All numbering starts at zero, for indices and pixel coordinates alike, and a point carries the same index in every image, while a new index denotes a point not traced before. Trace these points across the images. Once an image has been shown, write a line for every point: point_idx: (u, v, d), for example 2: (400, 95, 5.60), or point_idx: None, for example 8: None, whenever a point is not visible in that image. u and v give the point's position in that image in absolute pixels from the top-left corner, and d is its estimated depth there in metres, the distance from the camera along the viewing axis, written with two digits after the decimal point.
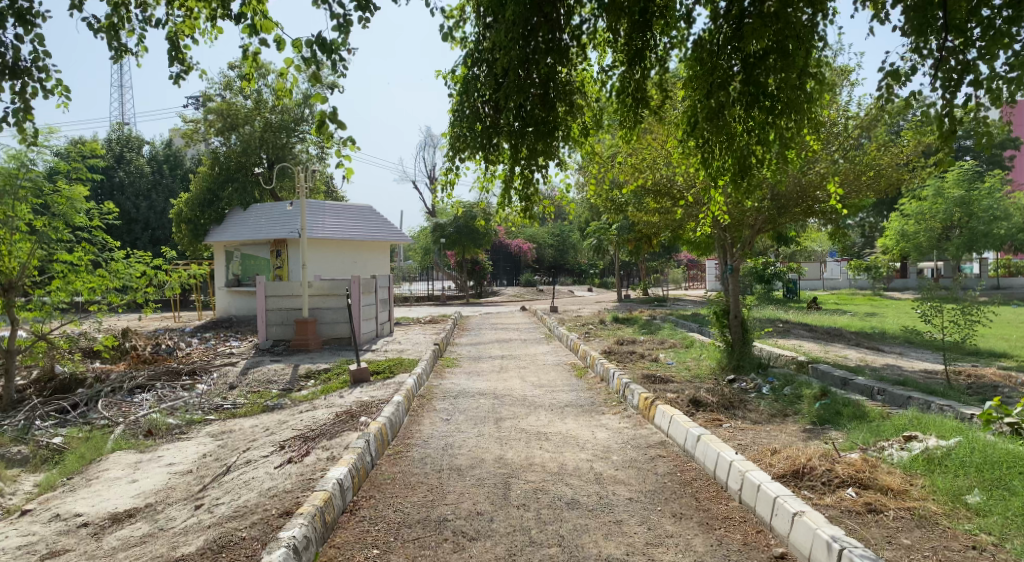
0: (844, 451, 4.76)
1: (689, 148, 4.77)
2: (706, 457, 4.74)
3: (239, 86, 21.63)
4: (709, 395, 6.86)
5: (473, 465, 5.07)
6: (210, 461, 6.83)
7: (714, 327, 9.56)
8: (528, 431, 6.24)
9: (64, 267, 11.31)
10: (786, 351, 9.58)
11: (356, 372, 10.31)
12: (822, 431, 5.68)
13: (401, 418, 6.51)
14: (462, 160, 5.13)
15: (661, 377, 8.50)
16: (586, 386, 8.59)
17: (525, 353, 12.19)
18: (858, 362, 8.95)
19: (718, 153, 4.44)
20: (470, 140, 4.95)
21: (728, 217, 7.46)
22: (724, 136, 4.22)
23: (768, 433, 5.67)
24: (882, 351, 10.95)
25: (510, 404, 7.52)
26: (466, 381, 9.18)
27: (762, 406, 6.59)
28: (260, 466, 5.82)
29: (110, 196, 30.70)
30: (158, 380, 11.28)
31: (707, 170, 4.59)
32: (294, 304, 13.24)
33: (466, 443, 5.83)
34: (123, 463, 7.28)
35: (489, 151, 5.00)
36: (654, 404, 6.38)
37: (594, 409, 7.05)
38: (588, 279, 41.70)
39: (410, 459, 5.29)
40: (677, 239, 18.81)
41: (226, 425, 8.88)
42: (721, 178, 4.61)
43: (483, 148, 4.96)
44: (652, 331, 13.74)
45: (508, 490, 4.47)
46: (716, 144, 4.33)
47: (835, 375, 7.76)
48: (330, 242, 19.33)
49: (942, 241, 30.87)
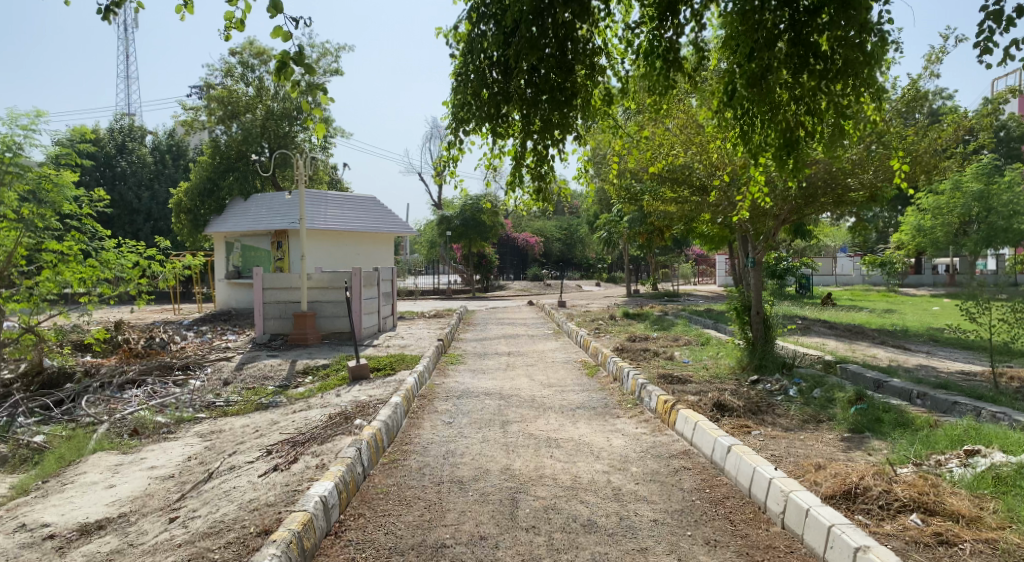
0: (896, 466, 4.22)
1: (727, 121, 4.26)
2: (740, 473, 4.21)
3: (241, 73, 21.13)
4: (733, 398, 6.32)
5: (477, 477, 4.55)
6: (195, 465, 6.34)
7: (735, 323, 9.01)
8: (537, 437, 5.72)
9: (54, 257, 10.83)
10: (812, 350, 9.01)
11: (356, 369, 9.80)
12: (862, 441, 5.14)
13: (399, 422, 6.00)
14: (466, 134, 4.63)
15: (678, 378, 7.95)
16: (598, 386, 8.06)
17: (533, 350, 11.66)
18: (889, 362, 8.39)
19: (759, 126, 3.93)
20: (475, 110, 4.42)
21: (764, 202, 6.84)
22: (768, 106, 3.71)
23: (803, 443, 5.13)
24: (910, 350, 10.37)
25: (517, 406, 7.00)
26: (470, 380, 8.66)
27: (792, 411, 6.04)
28: (244, 474, 5.31)
29: (111, 186, 30.31)
30: (149, 375, 10.81)
31: (745, 146, 4.09)
32: (293, 297, 12.75)
33: (468, 450, 5.31)
34: (103, 465, 6.80)
35: (497, 123, 4.49)
36: (675, 409, 5.84)
37: (609, 413, 6.53)
38: (595, 273, 41.12)
39: (406, 469, 4.78)
40: (690, 232, 18.21)
41: (217, 424, 8.40)
42: (761, 156, 4.11)
43: (490, 118, 4.44)
44: (664, 327, 13.20)
45: (515, 509, 3.95)
46: (757, 115, 3.82)
47: (868, 377, 7.21)
48: (332, 234, 18.83)
49: (960, 237, 30.13)
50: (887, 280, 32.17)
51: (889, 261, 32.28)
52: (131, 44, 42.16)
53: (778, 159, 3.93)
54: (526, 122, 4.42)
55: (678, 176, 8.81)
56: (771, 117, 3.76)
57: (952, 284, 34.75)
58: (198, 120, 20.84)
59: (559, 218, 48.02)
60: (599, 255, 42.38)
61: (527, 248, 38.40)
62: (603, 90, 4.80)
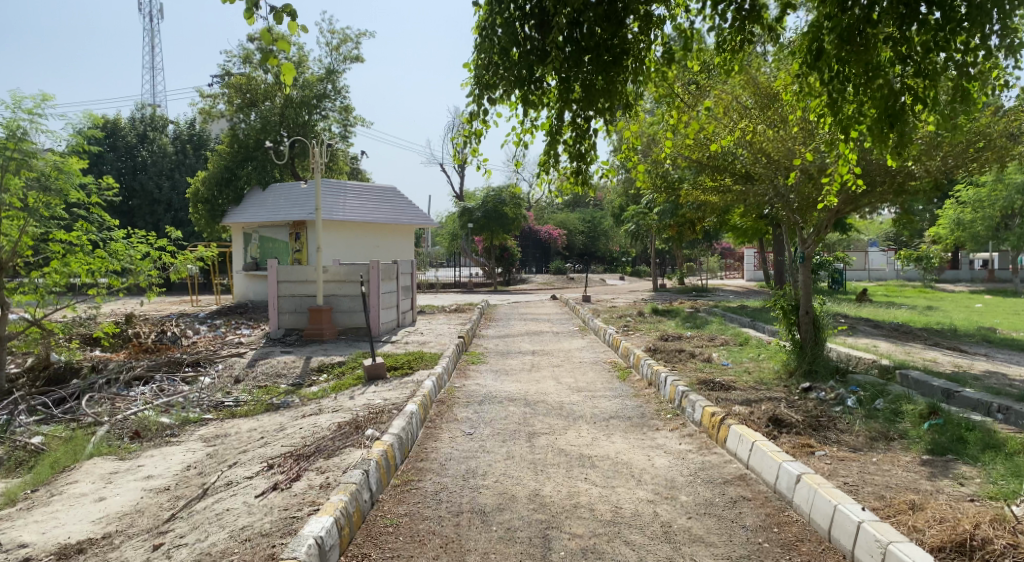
0: (1004, 503, 3.52)
1: (818, 94, 4.20)
2: (816, 509, 3.57)
3: (259, 59, 20.58)
4: (788, 411, 5.62)
5: (503, 507, 3.94)
6: (192, 477, 5.80)
7: (781, 324, 8.30)
8: (568, 453, 5.10)
9: (62, 247, 10.41)
10: (865, 354, 8.26)
11: (371, 368, 9.25)
12: (946, 465, 4.44)
13: (414, 433, 5.42)
14: (493, 102, 4.18)
15: (721, 384, 7.27)
16: (631, 392, 7.39)
17: (559, 349, 11.00)
18: (953, 368, 7.63)
19: (851, 93, 3.83)
20: (503, 73, 3.99)
21: (860, 182, 5.84)
22: (866, 70, 3.63)
23: (877, 466, 4.44)
24: (968, 352, 9.57)
25: (544, 415, 6.37)
26: (493, 383, 8.04)
27: (857, 426, 5.34)
28: (241, 492, 4.74)
29: (132, 176, 30.13)
30: (158, 371, 10.36)
31: (836, 118, 3.97)
32: (309, 291, 12.23)
33: (492, 470, 4.70)
34: (97, 473, 6.30)
35: (530, 88, 4.05)
36: (724, 423, 5.16)
37: (647, 425, 5.89)
38: (618, 267, 40.30)
39: (421, 494, 4.18)
40: (722, 224, 17.39)
41: (223, 427, 7.88)
42: (853, 128, 4.00)
43: (524, 83, 3.99)
44: (698, 325, 12.48)
45: (547, 553, 3.33)
46: (852, 80, 3.72)
47: (934, 385, 6.49)
48: (351, 225, 18.29)
49: (1001, 231, 28.89)
50: (923, 274, 31.01)
51: (926, 256, 31.11)
52: (155, 33, 41.97)
53: (874, 128, 3.76)
54: (565, 87, 4.07)
55: (721, 162, 8.19)
56: (868, 82, 3.66)
57: (991, 280, 33.43)
58: (216, 108, 20.35)
59: (582, 211, 47.17)
60: (623, 248, 41.54)
61: (550, 240, 37.69)
62: (655, 51, 4.54)
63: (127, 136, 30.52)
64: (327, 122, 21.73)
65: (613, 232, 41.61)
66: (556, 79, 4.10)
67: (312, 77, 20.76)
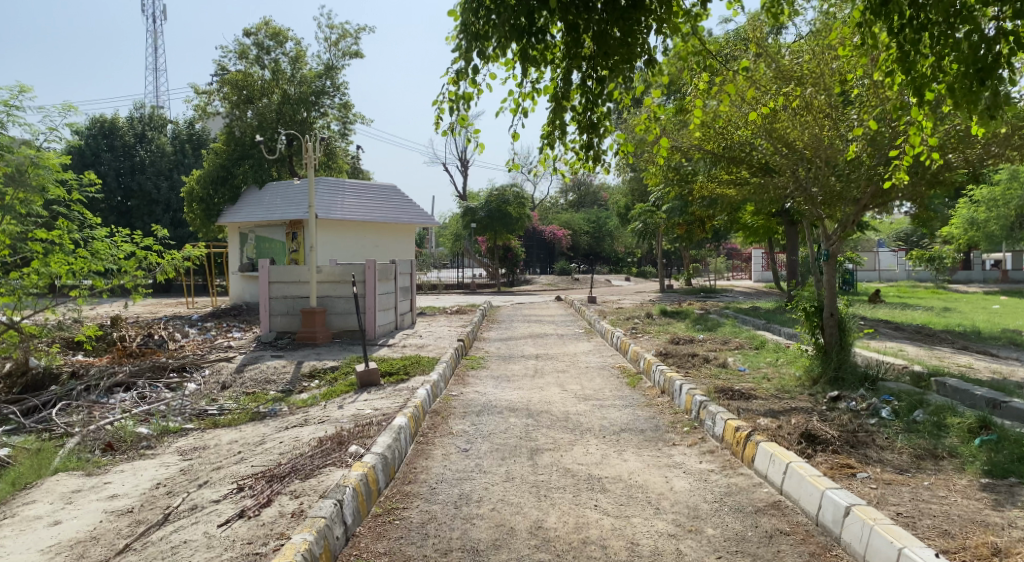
0: None
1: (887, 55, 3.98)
2: (872, 552, 3.02)
3: (256, 55, 20.00)
4: (821, 424, 5.02)
5: (499, 543, 3.39)
6: (158, 499, 5.23)
7: (804, 328, 7.70)
8: (574, 473, 4.53)
9: (42, 246, 9.84)
10: (895, 358, 7.65)
11: (364, 374, 8.69)
12: (1010, 490, 3.86)
13: (402, 451, 4.86)
14: (485, 59, 3.77)
15: (741, 393, 6.69)
16: (643, 400, 6.82)
17: (564, 353, 10.44)
18: (991, 374, 7.04)
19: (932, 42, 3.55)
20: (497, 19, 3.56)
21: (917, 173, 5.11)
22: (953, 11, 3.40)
23: (930, 490, 3.86)
24: (1001, 355, 8.96)
25: (548, 427, 5.79)
26: (493, 390, 7.46)
27: (899, 442, 4.76)
28: (203, 520, 4.17)
29: (130, 176, 29.67)
30: (141, 377, 9.82)
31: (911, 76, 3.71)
32: (301, 292, 11.68)
33: (488, 495, 4.13)
34: (58, 492, 5.76)
35: (532, 40, 3.66)
36: (751, 440, 4.57)
37: (662, 440, 5.31)
38: (624, 268, 39.71)
39: (405, 529, 3.61)
40: (733, 222, 16.79)
41: (203, 439, 7.34)
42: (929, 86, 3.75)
43: (526, 33, 3.58)
44: (710, 327, 11.88)
45: None
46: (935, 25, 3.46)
47: (975, 393, 5.91)
48: (349, 225, 17.74)
49: (1017, 230, 28.20)
50: (936, 274, 30.32)
51: (939, 256, 30.40)
52: (157, 31, 41.60)
53: (962, 83, 3.45)
54: (576, 36, 3.71)
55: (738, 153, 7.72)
56: (949, 31, 3.41)
57: (1005, 281, 32.72)
58: (211, 105, 19.81)
59: (587, 211, 46.55)
60: (628, 249, 40.94)
61: (554, 241, 37.11)
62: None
63: (125, 135, 30.07)
64: (326, 120, 21.15)
65: (618, 232, 41.02)
66: (562, 22, 3.72)
67: (310, 73, 20.16)
